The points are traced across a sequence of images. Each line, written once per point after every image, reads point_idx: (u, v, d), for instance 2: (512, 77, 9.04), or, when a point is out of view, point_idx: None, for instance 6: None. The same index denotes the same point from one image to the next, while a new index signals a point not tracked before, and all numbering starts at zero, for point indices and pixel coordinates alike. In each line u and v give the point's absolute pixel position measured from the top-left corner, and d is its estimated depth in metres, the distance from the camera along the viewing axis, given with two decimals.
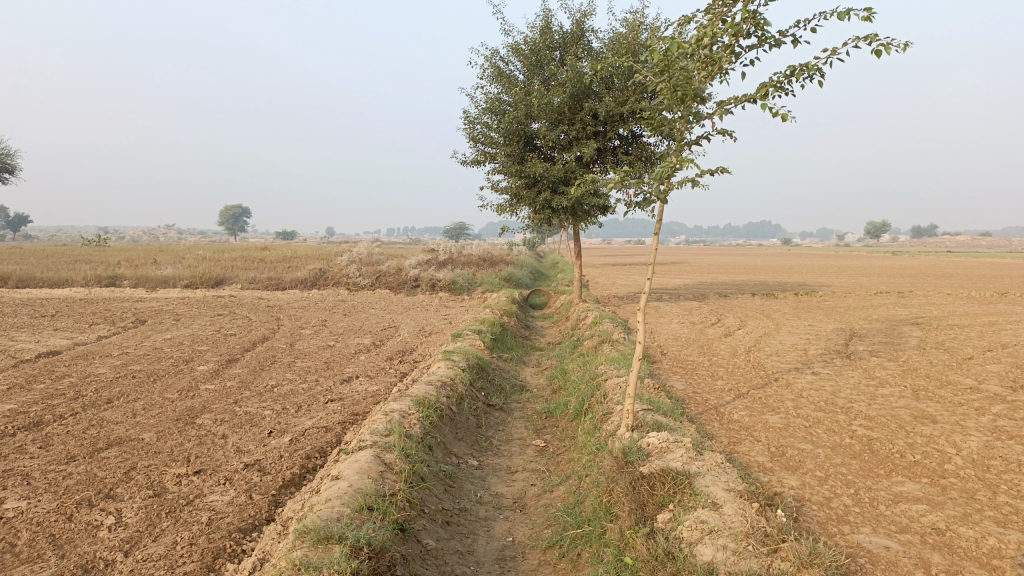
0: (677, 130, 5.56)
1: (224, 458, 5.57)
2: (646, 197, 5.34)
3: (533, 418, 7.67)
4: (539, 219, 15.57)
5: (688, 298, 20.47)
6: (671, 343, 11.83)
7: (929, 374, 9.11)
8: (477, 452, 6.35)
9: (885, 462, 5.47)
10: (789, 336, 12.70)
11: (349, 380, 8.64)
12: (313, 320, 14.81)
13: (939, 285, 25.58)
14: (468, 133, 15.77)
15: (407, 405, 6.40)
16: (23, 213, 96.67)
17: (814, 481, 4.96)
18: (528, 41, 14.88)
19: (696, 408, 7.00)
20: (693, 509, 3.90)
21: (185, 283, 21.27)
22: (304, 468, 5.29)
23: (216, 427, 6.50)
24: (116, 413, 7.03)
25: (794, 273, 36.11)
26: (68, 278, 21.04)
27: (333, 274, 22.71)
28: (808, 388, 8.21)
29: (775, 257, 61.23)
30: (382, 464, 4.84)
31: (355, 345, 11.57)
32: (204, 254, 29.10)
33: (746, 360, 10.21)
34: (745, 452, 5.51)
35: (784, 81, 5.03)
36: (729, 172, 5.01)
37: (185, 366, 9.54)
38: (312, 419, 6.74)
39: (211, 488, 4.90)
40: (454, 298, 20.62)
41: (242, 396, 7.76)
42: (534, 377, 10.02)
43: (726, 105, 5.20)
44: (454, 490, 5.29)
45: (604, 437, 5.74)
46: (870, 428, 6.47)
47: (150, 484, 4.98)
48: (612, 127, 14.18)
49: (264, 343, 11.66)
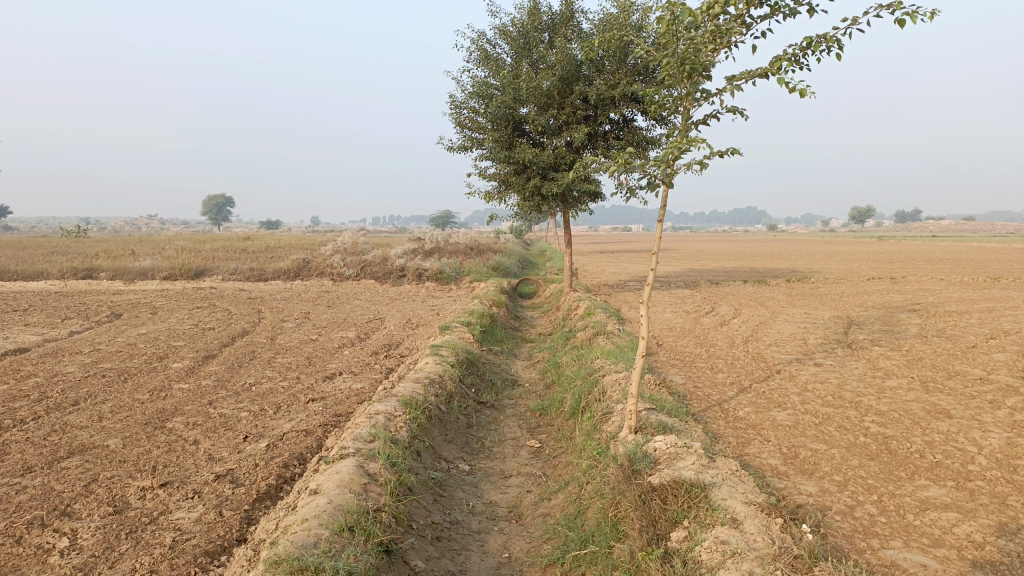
0: (683, 108, 5.13)
1: (195, 467, 5.13)
2: (650, 180, 4.92)
3: (526, 415, 7.29)
4: (528, 206, 15.10)
5: (680, 286, 20.09)
6: (667, 333, 11.47)
7: (935, 365, 8.77)
8: (468, 456, 5.95)
9: (905, 464, 5.11)
10: (786, 325, 12.36)
11: (332, 377, 8.21)
12: (296, 313, 14.33)
13: (930, 271, 25.32)
14: (455, 118, 15.26)
15: (393, 406, 5.97)
16: (0, 204, 95.93)
17: (834, 487, 4.61)
18: (515, 23, 14.39)
19: (699, 405, 6.60)
20: (710, 527, 3.51)
21: (164, 275, 20.69)
22: (281, 479, 4.87)
23: (187, 431, 6.06)
24: (81, 417, 6.57)
25: (782, 259, 35.96)
26: (42, 271, 20.40)
27: (317, 264, 22.20)
28: (813, 381, 7.86)
29: (766, 244, 60.93)
30: (365, 476, 4.41)
31: (338, 339, 11.11)
32: (184, 244, 28.37)
33: (745, 351, 9.85)
34: (757, 455, 5.15)
35: (799, 55, 4.63)
36: (741, 154, 4.62)
37: (159, 363, 9.07)
38: (291, 421, 6.31)
39: (178, 502, 4.48)
40: (441, 288, 20.12)
41: (217, 396, 7.31)
42: (526, 371, 9.62)
43: (736, 81, 4.78)
44: (444, 500, 4.88)
45: (605, 441, 5.34)
46: (884, 424, 6.11)
47: (111, 499, 4.55)
48: (603, 111, 13.77)
49: (243, 338, 11.18)
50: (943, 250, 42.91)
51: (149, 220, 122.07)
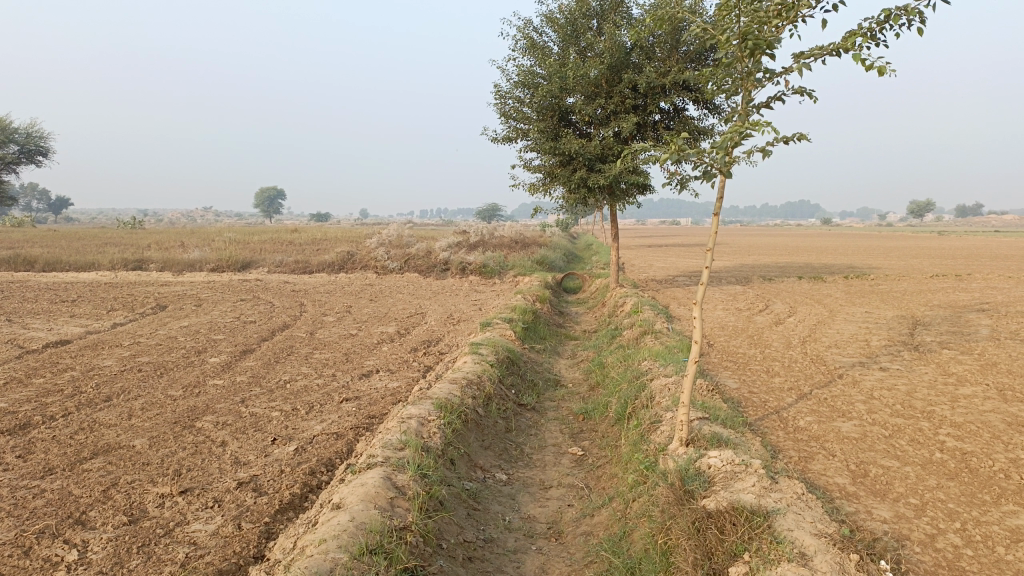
0: (743, 91, 4.67)
1: (218, 472, 4.89)
2: (706, 169, 4.48)
3: (568, 419, 6.91)
4: (574, 199, 14.65)
5: (731, 282, 19.41)
6: (718, 333, 10.96)
7: (1012, 371, 8.10)
8: (506, 464, 5.61)
9: (990, 485, 4.57)
10: (846, 324, 11.72)
11: (369, 375, 7.95)
12: (338, 306, 14.16)
13: (996, 268, 24.01)
14: (500, 108, 14.90)
15: (427, 409, 5.64)
16: (63, 197, 99.45)
17: (910, 512, 4.13)
18: (563, 11, 13.97)
19: (755, 414, 6.13)
20: (776, 564, 3.09)
21: (211, 267, 20.80)
22: (305, 488, 4.59)
23: (215, 431, 5.84)
24: (111, 414, 6.41)
25: (838, 254, 34.73)
26: (94, 262, 20.70)
27: (361, 257, 22.08)
28: (879, 387, 7.30)
29: (817, 239, 59.37)
30: (392, 488, 4.09)
31: (378, 334, 10.86)
32: (233, 236, 28.56)
33: (803, 353, 9.29)
34: (821, 473, 4.70)
35: (876, 29, 4.14)
36: (809, 140, 4.15)
37: (195, 357, 8.93)
38: (322, 423, 6.04)
39: (196, 512, 4.23)
40: (485, 283, 19.82)
41: (250, 394, 7.09)
42: (569, 371, 9.22)
43: (805, 58, 4.30)
44: (479, 514, 4.55)
45: (653, 452, 4.94)
46: (961, 438, 5.56)
47: (128, 507, 4.33)
48: (653, 100, 13.25)
49: (283, 332, 11.02)
50: (1008, 246, 41.05)
51: (203, 212, 124.60)
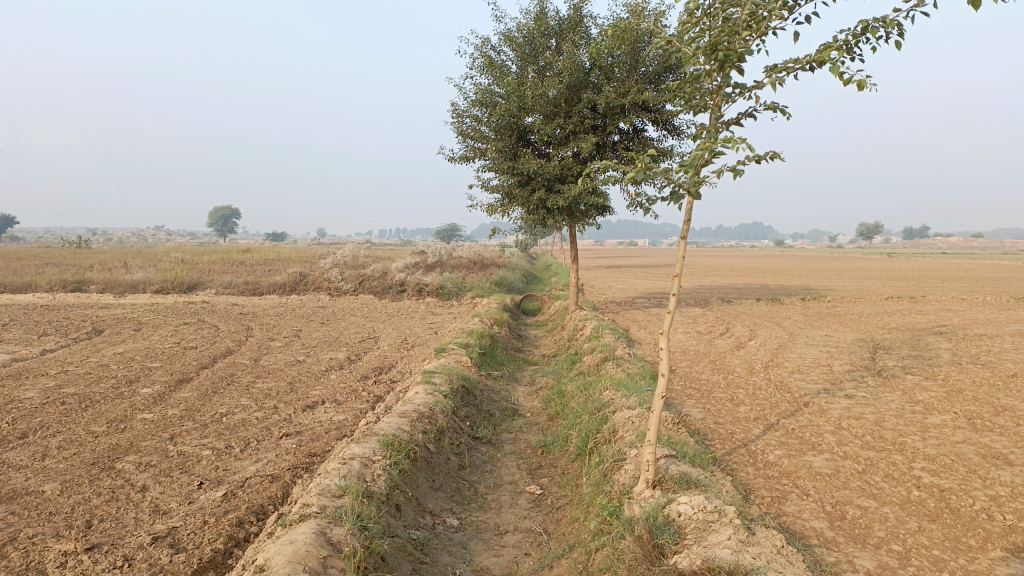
0: (712, 105, 4.36)
1: (134, 524, 4.36)
2: (674, 190, 4.14)
3: (526, 453, 6.50)
4: (533, 220, 14.34)
5: (690, 305, 19.27)
6: (680, 358, 10.68)
7: (978, 397, 7.93)
8: (458, 507, 5.18)
9: (973, 528, 4.27)
10: (808, 349, 11.54)
11: (313, 407, 7.44)
12: (287, 330, 13.56)
13: (947, 289, 24.33)
14: (457, 127, 14.55)
15: (372, 448, 5.16)
16: (8, 215, 96.62)
17: (893, 561, 3.81)
18: (521, 29, 13.71)
19: (723, 449, 5.79)
20: None
21: (156, 288, 19.94)
22: (231, 542, 4.11)
23: (137, 474, 5.28)
24: (23, 454, 5.81)
25: (795, 276, 35.02)
26: (31, 283, 19.70)
27: (314, 278, 21.44)
28: (848, 416, 7.05)
29: (772, 260, 60.27)
30: (327, 545, 3.63)
31: (326, 361, 10.32)
32: (181, 256, 27.54)
33: (767, 379, 9.03)
34: (797, 517, 4.36)
35: (852, 42, 3.87)
36: (782, 159, 3.86)
37: (126, 388, 8.30)
38: (257, 463, 5.52)
39: (102, 574, 3.71)
40: (442, 305, 19.36)
41: (181, 429, 6.54)
42: (528, 399, 8.81)
43: (778, 72, 4.02)
44: (426, 568, 4.11)
45: (616, 496, 4.57)
46: (937, 473, 5.30)
47: (23, 568, 3.78)
48: (613, 121, 13.05)
49: (225, 359, 10.41)
50: (959, 266, 41.80)
51: (156, 231, 121.80)
